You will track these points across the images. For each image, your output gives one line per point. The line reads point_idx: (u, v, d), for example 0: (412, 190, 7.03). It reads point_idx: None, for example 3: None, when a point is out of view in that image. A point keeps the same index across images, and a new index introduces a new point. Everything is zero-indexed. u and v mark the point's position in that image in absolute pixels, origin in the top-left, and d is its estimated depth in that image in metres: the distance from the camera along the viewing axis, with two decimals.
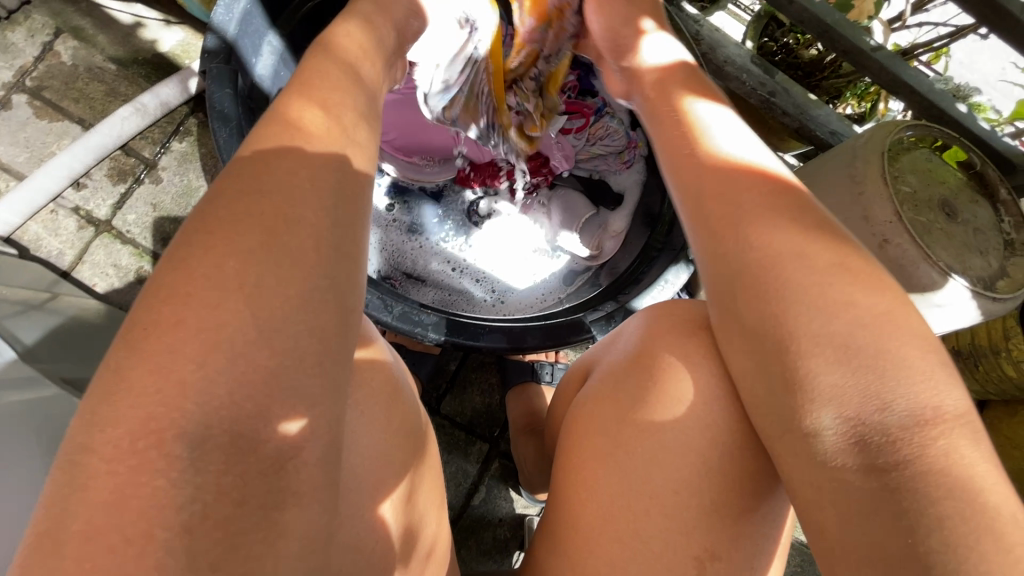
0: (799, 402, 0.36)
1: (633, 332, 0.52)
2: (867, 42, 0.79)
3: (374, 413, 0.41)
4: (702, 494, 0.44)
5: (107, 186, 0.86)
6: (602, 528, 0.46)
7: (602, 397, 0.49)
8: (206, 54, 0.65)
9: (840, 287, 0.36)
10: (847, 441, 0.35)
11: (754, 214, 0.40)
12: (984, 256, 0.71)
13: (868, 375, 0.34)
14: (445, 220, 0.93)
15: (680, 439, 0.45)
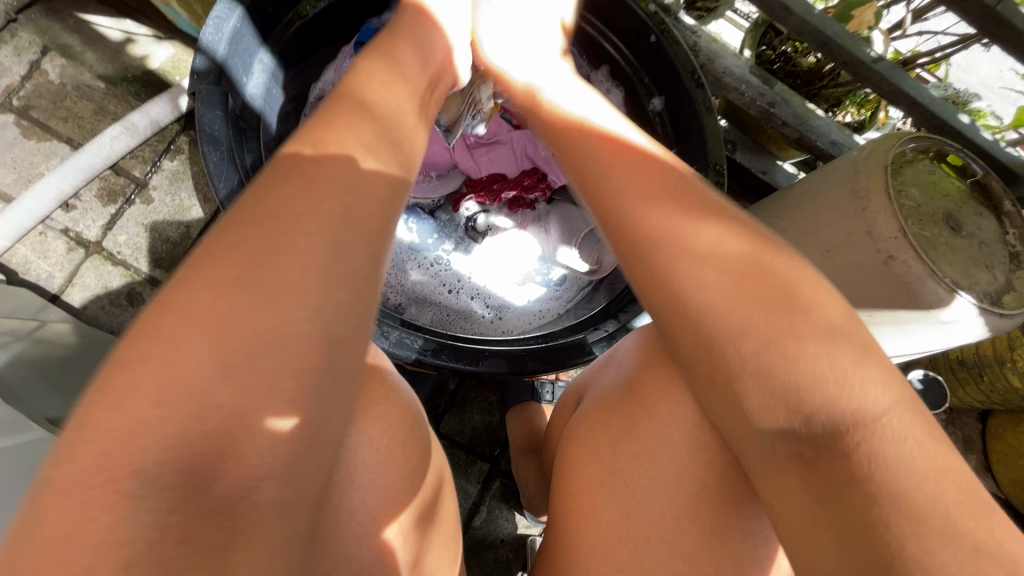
0: (737, 418, 0.37)
1: (626, 354, 0.52)
2: (868, 54, 0.79)
3: (378, 443, 0.39)
4: (703, 516, 0.42)
5: (97, 207, 0.84)
6: (604, 555, 0.44)
7: (602, 418, 0.48)
8: (195, 75, 0.64)
9: (772, 298, 0.37)
10: (785, 453, 0.36)
11: (703, 252, 0.39)
12: (990, 270, 0.70)
13: (791, 381, 0.35)
14: (441, 238, 0.91)
15: (673, 457, 0.43)
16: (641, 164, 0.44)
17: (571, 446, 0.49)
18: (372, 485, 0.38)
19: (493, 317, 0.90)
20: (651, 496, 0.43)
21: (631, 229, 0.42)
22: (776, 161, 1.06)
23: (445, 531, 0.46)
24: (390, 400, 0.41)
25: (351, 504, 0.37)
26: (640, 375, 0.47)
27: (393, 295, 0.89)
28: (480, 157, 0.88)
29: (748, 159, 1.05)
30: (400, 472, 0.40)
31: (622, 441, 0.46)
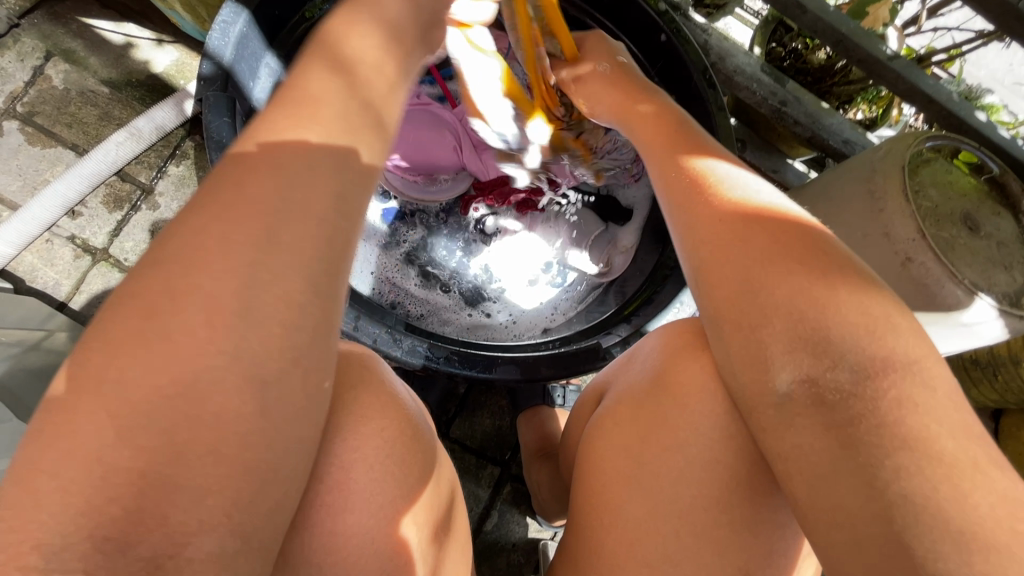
0: (756, 370, 0.38)
1: (650, 351, 0.49)
2: (883, 51, 0.77)
3: (370, 464, 0.38)
4: (732, 507, 0.41)
5: (104, 214, 0.84)
6: (629, 550, 0.41)
7: (620, 417, 0.46)
8: (202, 81, 0.63)
9: (808, 267, 0.38)
10: (805, 399, 0.36)
11: (781, 277, 0.38)
12: (1009, 271, 0.69)
13: (815, 331, 0.36)
14: (451, 241, 0.91)
15: (706, 447, 0.41)
16: (728, 180, 0.44)
17: (593, 437, 0.47)
18: (364, 506, 0.38)
19: (507, 321, 0.89)
20: (678, 487, 0.41)
21: (698, 229, 0.43)
22: (786, 160, 1.04)
23: (456, 538, 0.45)
24: (385, 414, 0.40)
25: (339, 528, 0.37)
26: (669, 361, 0.46)
27: (405, 304, 0.88)
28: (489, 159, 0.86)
29: (757, 157, 1.03)
30: (396, 489, 0.39)
31: (647, 432, 0.43)
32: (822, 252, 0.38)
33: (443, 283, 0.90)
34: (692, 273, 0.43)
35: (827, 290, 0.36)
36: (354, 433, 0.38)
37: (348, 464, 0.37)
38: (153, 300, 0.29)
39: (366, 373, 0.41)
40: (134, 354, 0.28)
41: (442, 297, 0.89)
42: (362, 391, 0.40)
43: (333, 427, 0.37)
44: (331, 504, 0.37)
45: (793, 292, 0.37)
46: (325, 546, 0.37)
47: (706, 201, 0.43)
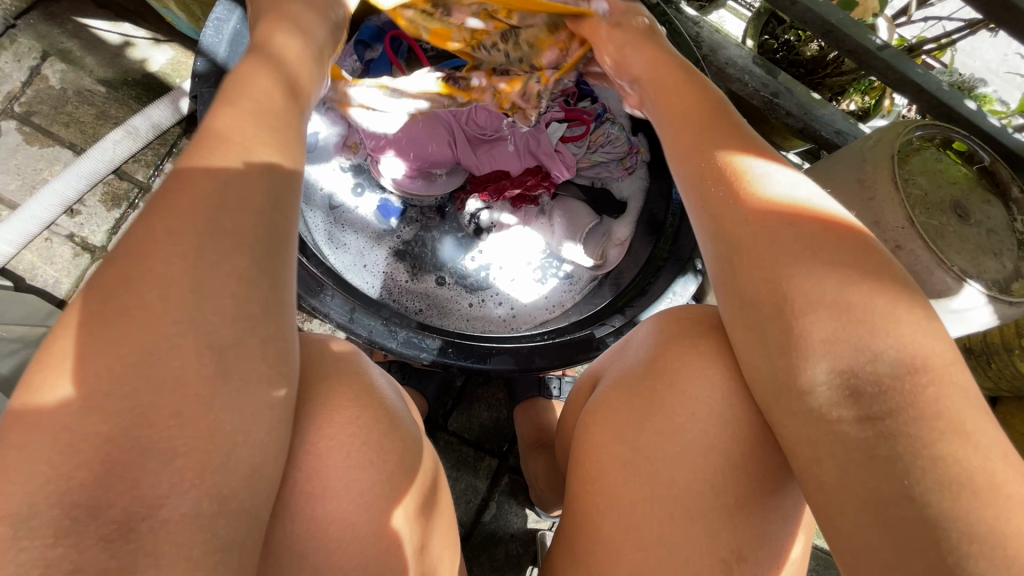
0: (791, 362, 0.36)
1: (642, 340, 0.49)
2: (873, 42, 0.78)
3: (341, 451, 0.39)
4: (727, 491, 0.41)
5: (102, 212, 0.84)
6: (623, 533, 0.41)
7: (615, 402, 0.46)
8: (197, 78, 0.64)
9: (856, 270, 0.37)
10: (840, 391, 0.34)
11: (823, 280, 0.36)
12: (998, 258, 0.70)
13: (861, 336, 0.35)
14: (446, 236, 0.92)
15: (703, 432, 0.42)
16: (771, 178, 0.41)
17: (586, 424, 0.47)
18: (342, 491, 0.39)
19: (506, 314, 0.90)
20: (671, 471, 0.41)
21: (747, 236, 0.40)
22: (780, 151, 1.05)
23: (441, 522, 0.46)
24: (359, 402, 0.41)
25: (317, 513, 0.38)
26: (669, 351, 0.45)
27: (403, 300, 0.88)
28: (484, 154, 0.86)
29: None
30: (375, 474, 0.40)
31: (645, 418, 0.43)
32: (866, 255, 0.38)
33: (439, 276, 0.90)
34: (723, 274, 0.41)
35: (862, 287, 0.36)
36: (327, 418, 0.39)
37: (320, 452, 0.38)
38: (132, 290, 0.32)
39: (344, 362, 0.43)
40: (120, 336, 0.31)
41: (440, 289, 0.90)
42: (331, 380, 0.41)
43: (304, 417, 0.39)
44: (308, 489, 0.38)
45: (828, 282, 0.36)
46: (306, 530, 0.38)
47: (746, 198, 0.41)
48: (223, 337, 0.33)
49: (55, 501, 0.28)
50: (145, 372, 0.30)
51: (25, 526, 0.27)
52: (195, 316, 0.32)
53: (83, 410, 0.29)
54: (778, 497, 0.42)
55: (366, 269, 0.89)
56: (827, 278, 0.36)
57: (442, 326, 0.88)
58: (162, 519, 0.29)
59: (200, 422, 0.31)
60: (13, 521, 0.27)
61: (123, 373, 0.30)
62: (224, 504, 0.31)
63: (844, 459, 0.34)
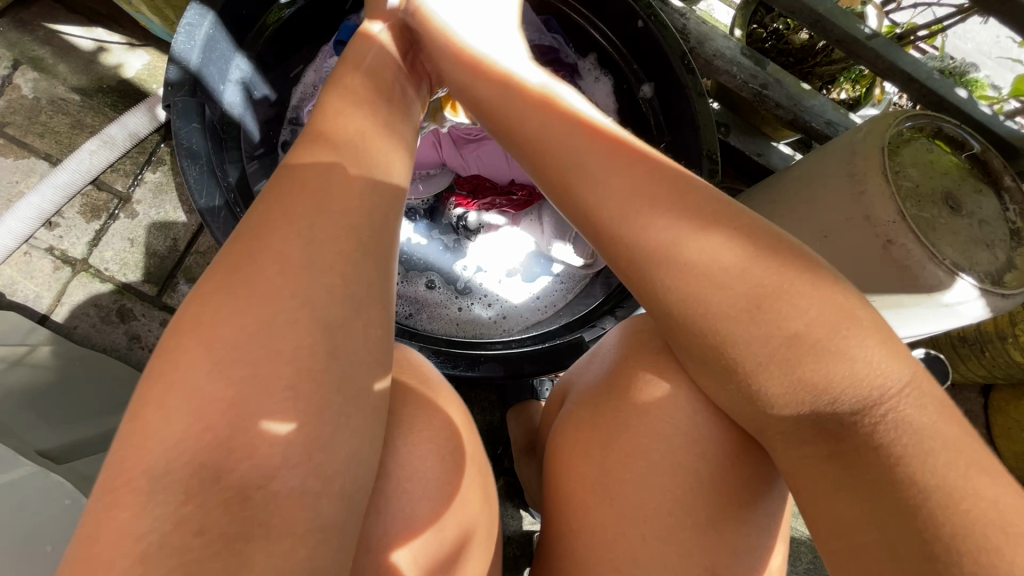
0: (750, 393, 0.37)
1: (609, 350, 0.48)
2: (861, 31, 0.77)
3: (431, 458, 0.40)
4: (695, 510, 0.40)
5: (81, 223, 0.82)
6: (597, 555, 0.41)
7: (580, 424, 0.45)
8: (169, 87, 0.62)
9: (739, 238, 0.37)
10: (777, 397, 0.36)
11: (714, 275, 0.37)
12: (991, 249, 0.69)
13: (783, 324, 0.35)
14: (435, 239, 0.90)
15: (666, 450, 0.41)
16: (641, 185, 0.39)
17: (557, 443, 0.46)
18: (439, 491, 0.39)
19: (496, 317, 0.88)
20: (644, 490, 0.41)
21: (630, 207, 0.39)
22: (771, 142, 1.02)
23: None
24: (441, 424, 0.42)
25: (410, 514, 0.38)
26: (625, 364, 0.45)
27: (392, 305, 0.87)
28: (469, 154, 0.86)
29: (741, 142, 1.02)
30: (453, 483, 0.40)
31: (610, 437, 0.43)
32: (742, 216, 0.39)
33: (428, 278, 0.89)
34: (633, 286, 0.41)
35: (757, 263, 0.37)
36: (412, 433, 0.40)
37: (407, 458, 0.39)
38: (226, 278, 0.33)
39: (434, 386, 0.44)
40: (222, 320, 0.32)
41: (430, 293, 0.89)
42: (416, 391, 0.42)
43: (395, 425, 0.40)
44: (396, 489, 0.38)
45: (734, 264, 0.37)
46: (391, 530, 0.38)
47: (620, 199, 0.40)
48: (324, 317, 0.34)
49: (155, 477, 0.29)
50: (241, 356, 0.32)
51: (158, 486, 0.29)
52: (291, 302, 0.33)
53: (179, 392, 0.31)
54: (753, 510, 0.41)
55: None
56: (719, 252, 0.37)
57: (431, 330, 0.86)
58: (274, 490, 0.31)
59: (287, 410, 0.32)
60: (153, 475, 0.29)
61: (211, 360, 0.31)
62: (324, 486, 0.32)
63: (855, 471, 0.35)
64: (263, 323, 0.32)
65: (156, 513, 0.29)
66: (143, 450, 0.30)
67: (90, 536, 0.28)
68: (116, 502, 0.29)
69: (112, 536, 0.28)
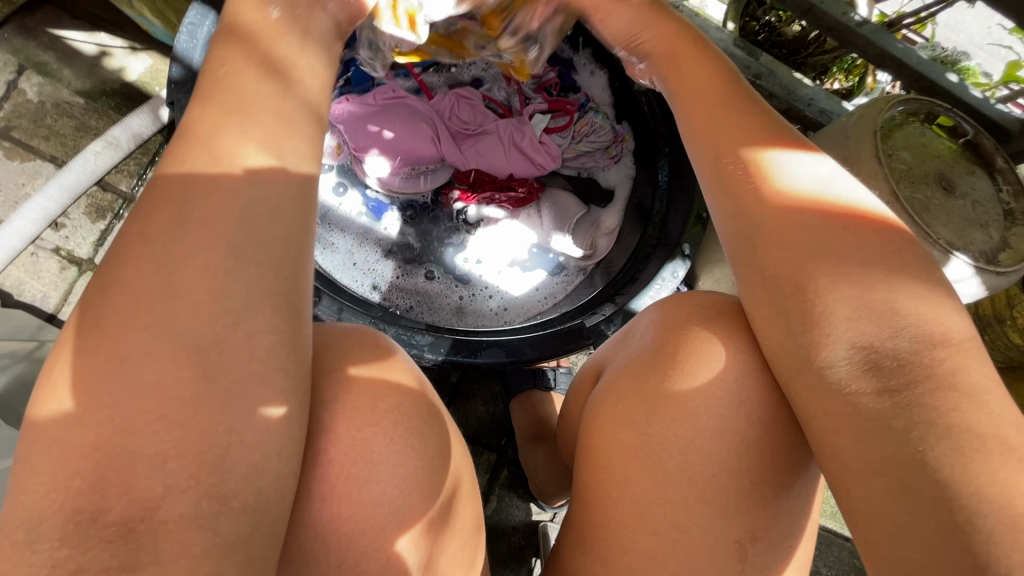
0: (813, 336, 0.36)
1: (646, 327, 0.47)
2: (851, 18, 0.78)
3: (390, 436, 0.39)
4: (741, 472, 0.40)
5: (87, 224, 0.84)
6: (636, 523, 0.41)
7: (624, 390, 0.44)
8: (173, 85, 0.64)
9: (882, 258, 0.36)
10: (859, 363, 0.35)
11: (849, 278, 0.36)
12: (984, 229, 0.70)
13: (872, 297, 0.35)
14: (435, 232, 0.91)
15: (706, 412, 0.41)
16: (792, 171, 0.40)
17: (594, 415, 0.45)
18: (387, 473, 0.39)
19: (498, 309, 0.89)
20: (687, 455, 0.41)
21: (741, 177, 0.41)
22: None
23: (459, 532, 0.43)
24: (400, 392, 0.41)
25: (357, 498, 0.38)
26: (668, 330, 0.45)
27: (393, 298, 0.88)
28: (469, 149, 0.88)
29: None
30: (417, 460, 0.40)
31: (654, 404, 0.43)
32: (885, 234, 0.37)
33: (428, 270, 0.90)
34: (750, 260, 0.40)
35: (891, 262, 0.36)
36: (369, 405, 0.39)
37: (362, 434, 0.39)
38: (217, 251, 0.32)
39: (387, 357, 0.43)
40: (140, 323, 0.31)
41: (430, 284, 0.89)
42: (372, 377, 0.41)
43: (347, 400, 0.39)
44: (351, 473, 0.38)
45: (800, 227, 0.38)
46: (350, 513, 0.38)
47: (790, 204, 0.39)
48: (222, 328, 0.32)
49: (60, 509, 0.28)
50: None
51: (36, 531, 0.28)
52: (165, 321, 0.31)
53: (180, 367, 0.30)
54: (797, 479, 0.41)
55: (355, 266, 0.89)
56: (822, 228, 0.38)
57: (433, 320, 0.87)
58: (160, 520, 0.29)
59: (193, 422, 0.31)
60: (29, 527, 0.28)
61: (105, 382, 0.30)
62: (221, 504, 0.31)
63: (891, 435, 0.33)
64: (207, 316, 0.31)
65: (31, 560, 0.27)
66: (19, 499, 0.28)
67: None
68: (3, 545, 0.28)
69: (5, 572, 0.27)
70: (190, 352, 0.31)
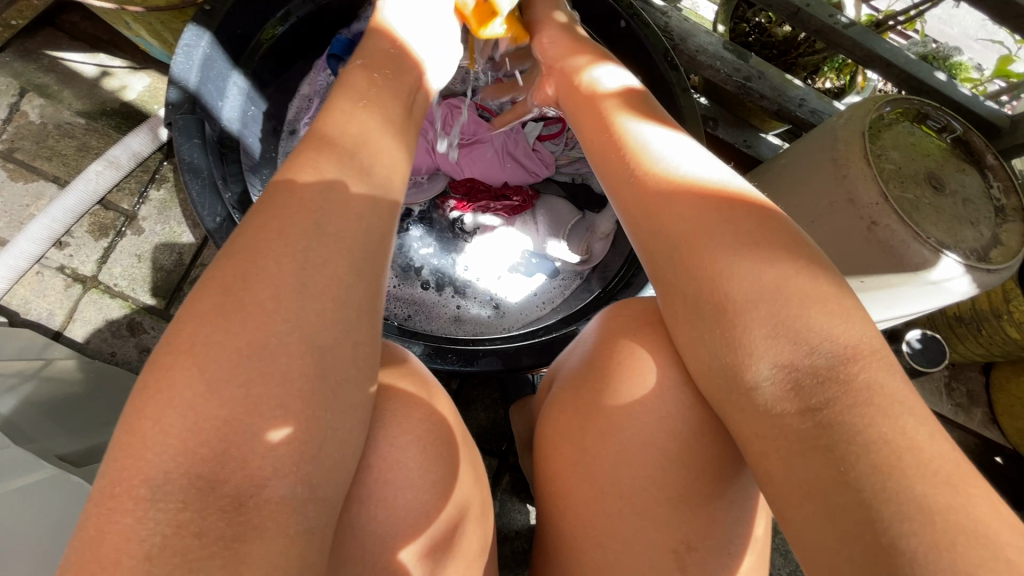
0: (738, 356, 0.37)
1: (587, 336, 0.49)
2: (837, 20, 0.79)
3: (408, 462, 0.39)
4: (665, 484, 0.40)
5: (90, 242, 0.85)
6: (588, 530, 0.42)
7: (564, 410, 0.45)
8: (170, 106, 0.65)
9: (772, 252, 0.38)
10: (783, 384, 0.35)
11: (746, 276, 0.37)
12: (975, 226, 0.70)
13: (774, 281, 0.37)
14: (432, 240, 0.92)
15: (648, 430, 0.41)
16: (673, 171, 0.44)
17: (542, 427, 0.47)
18: (417, 480, 0.38)
19: (494, 314, 0.90)
20: (619, 468, 0.41)
21: (638, 195, 0.45)
22: (760, 133, 1.04)
23: (465, 553, 0.41)
24: (427, 404, 0.42)
25: (393, 501, 0.38)
26: (603, 343, 0.46)
27: (391, 307, 0.89)
28: (464, 158, 0.89)
29: (730, 134, 1.03)
30: (445, 468, 0.40)
31: (586, 420, 0.43)
32: (769, 225, 0.39)
33: (424, 279, 0.91)
34: (667, 282, 0.42)
35: (797, 261, 0.38)
36: (406, 415, 0.40)
37: (391, 448, 0.39)
38: (245, 281, 0.33)
39: (410, 372, 0.43)
40: (237, 325, 0.32)
41: (426, 294, 0.90)
42: (408, 390, 0.41)
43: (378, 414, 0.39)
44: (368, 499, 0.38)
45: (711, 228, 0.40)
46: (369, 525, 0.38)
47: (685, 211, 0.41)
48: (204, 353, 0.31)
49: (138, 483, 0.29)
50: (215, 361, 0.31)
51: (164, 487, 0.29)
52: (303, 316, 0.33)
53: (165, 389, 0.30)
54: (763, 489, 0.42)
55: None
56: (726, 232, 0.39)
57: (430, 329, 0.88)
58: (265, 497, 0.31)
59: (305, 408, 0.33)
60: (151, 485, 0.29)
61: (240, 363, 0.32)
62: (315, 489, 0.33)
63: (821, 439, 0.33)
64: (234, 326, 0.32)
65: (165, 527, 0.28)
66: (144, 457, 0.29)
67: (113, 522, 0.28)
68: (123, 499, 0.29)
69: (135, 522, 0.28)
70: (313, 348, 0.34)
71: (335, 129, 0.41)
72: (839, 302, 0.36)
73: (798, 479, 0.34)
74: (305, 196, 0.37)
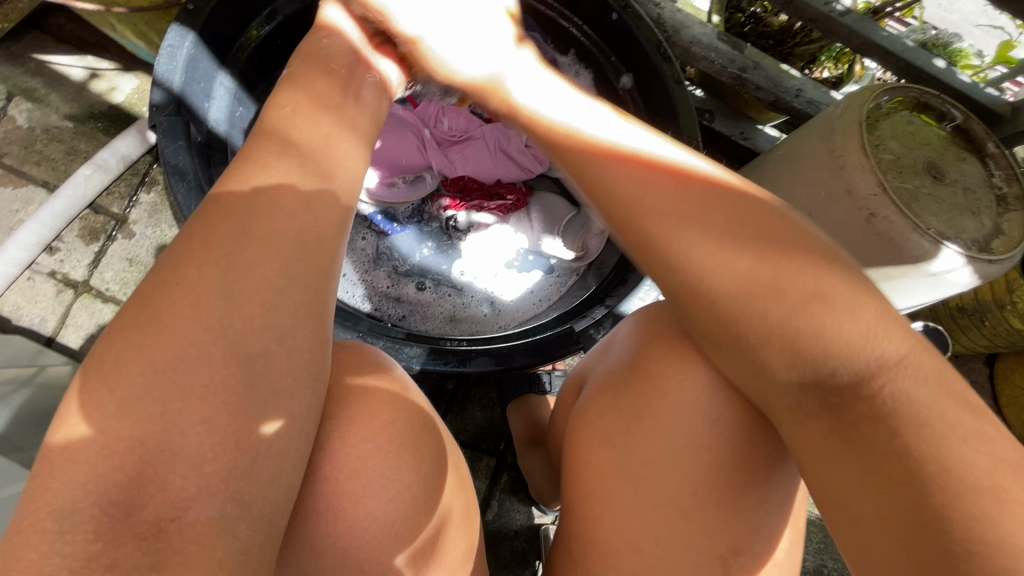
0: (785, 367, 0.36)
1: (624, 342, 0.48)
2: (833, 8, 0.77)
3: (374, 468, 0.38)
4: (717, 487, 0.40)
5: (81, 246, 0.85)
6: (622, 535, 0.41)
7: (602, 412, 0.45)
8: (154, 108, 0.64)
9: (793, 257, 0.37)
10: (811, 402, 0.36)
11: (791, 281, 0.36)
12: (977, 216, 0.69)
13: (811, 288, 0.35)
14: (422, 239, 0.92)
15: (693, 430, 0.41)
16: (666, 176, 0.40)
17: (577, 432, 0.46)
18: (381, 489, 0.38)
19: (491, 313, 0.89)
20: (664, 472, 0.41)
21: (631, 206, 0.40)
22: (757, 125, 1.03)
23: (446, 558, 0.41)
24: (393, 408, 0.40)
25: (352, 510, 0.37)
26: (642, 350, 0.45)
27: (385, 307, 0.88)
28: (456, 156, 0.89)
29: (727, 126, 1.02)
30: (411, 475, 0.39)
31: (631, 422, 0.43)
32: (774, 226, 0.38)
33: (419, 281, 0.90)
34: (681, 288, 0.39)
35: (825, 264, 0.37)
36: (369, 422, 0.39)
37: (350, 456, 0.38)
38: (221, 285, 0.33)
39: (380, 372, 0.42)
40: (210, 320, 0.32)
41: (420, 295, 0.89)
42: (380, 387, 0.41)
43: (334, 421, 0.38)
44: (329, 504, 0.37)
45: (730, 231, 0.38)
46: (323, 531, 0.37)
47: (693, 224, 0.38)
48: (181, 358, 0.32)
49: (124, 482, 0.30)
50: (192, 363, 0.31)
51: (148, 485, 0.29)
52: None
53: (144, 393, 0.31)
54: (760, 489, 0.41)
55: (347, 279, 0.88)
56: (744, 238, 0.37)
57: (424, 328, 0.87)
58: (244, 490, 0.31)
59: None
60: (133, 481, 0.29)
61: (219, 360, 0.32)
62: None
63: (865, 449, 0.33)
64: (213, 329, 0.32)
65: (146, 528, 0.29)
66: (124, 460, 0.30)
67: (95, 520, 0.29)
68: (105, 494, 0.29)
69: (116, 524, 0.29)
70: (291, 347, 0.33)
71: (313, 129, 0.41)
72: (830, 297, 0.35)
73: (857, 484, 0.34)
74: (282, 196, 0.36)
